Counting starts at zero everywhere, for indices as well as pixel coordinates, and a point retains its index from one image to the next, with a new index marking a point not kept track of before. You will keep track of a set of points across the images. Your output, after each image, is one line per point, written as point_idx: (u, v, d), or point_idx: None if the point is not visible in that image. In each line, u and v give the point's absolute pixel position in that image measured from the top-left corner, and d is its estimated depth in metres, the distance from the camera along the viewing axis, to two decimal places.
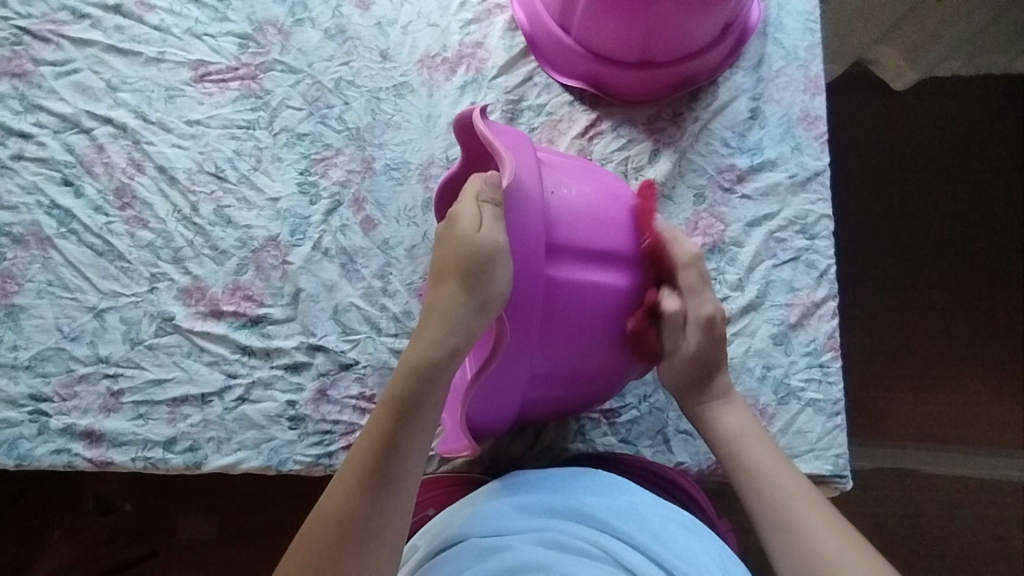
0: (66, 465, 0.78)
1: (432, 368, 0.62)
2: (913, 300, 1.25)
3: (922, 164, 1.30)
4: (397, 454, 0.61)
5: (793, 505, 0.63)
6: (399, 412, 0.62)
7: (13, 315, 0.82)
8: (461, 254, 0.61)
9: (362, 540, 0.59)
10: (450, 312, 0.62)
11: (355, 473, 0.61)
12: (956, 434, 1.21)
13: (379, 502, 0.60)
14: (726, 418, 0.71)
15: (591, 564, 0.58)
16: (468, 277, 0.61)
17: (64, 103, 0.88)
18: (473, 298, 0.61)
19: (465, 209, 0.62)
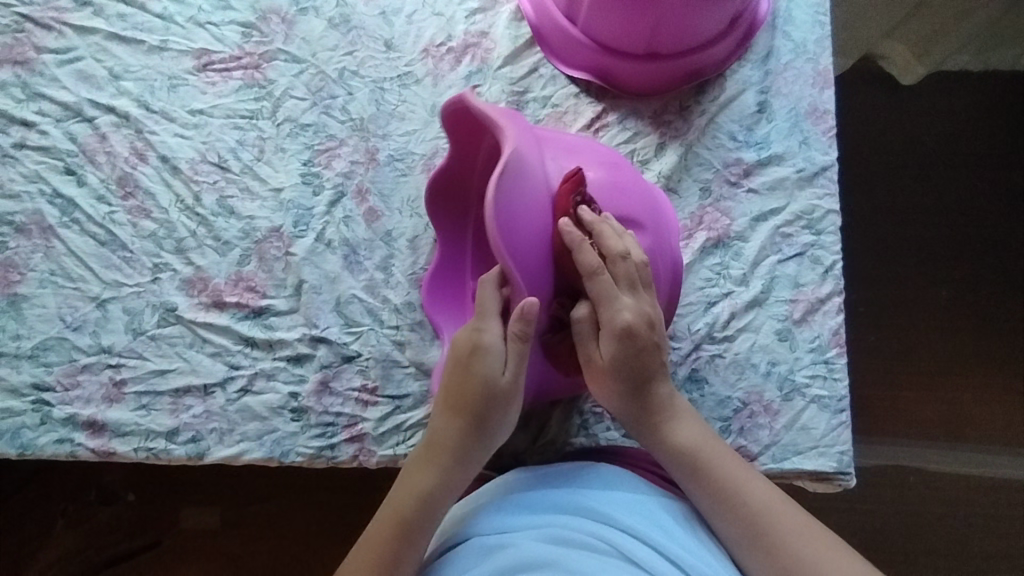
0: (69, 454, 0.78)
1: (443, 490, 0.66)
2: (918, 297, 1.24)
3: (930, 160, 1.29)
4: (418, 524, 0.64)
5: (763, 514, 0.63)
6: (419, 491, 0.65)
7: (16, 305, 0.82)
8: (479, 396, 0.67)
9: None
10: (458, 450, 0.67)
11: (377, 545, 0.63)
12: (960, 431, 1.20)
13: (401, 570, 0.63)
14: (678, 434, 0.69)
15: (599, 558, 0.58)
16: (481, 419, 0.67)
17: (66, 92, 0.87)
18: (482, 435, 0.68)
19: (491, 343, 0.67)
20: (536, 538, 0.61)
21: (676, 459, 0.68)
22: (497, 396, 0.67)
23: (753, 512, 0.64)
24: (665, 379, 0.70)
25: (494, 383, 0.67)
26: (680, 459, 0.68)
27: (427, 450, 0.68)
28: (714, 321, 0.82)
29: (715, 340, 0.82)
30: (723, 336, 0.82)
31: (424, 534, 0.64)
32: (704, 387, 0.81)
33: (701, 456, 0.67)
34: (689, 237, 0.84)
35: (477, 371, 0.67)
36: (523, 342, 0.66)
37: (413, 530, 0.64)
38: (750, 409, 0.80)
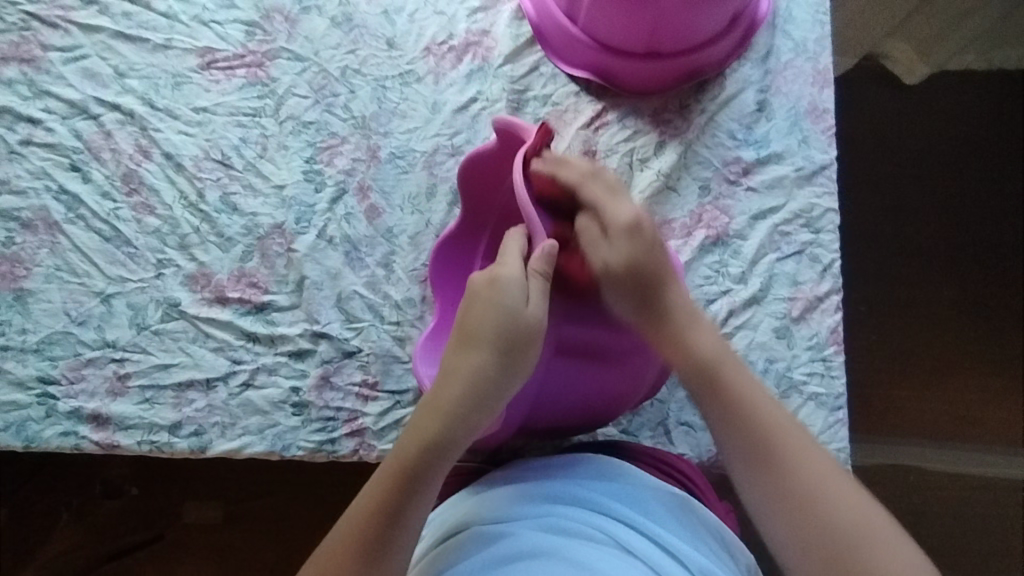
0: (74, 447, 0.80)
1: (454, 434, 0.62)
2: (918, 297, 1.24)
3: (932, 160, 1.29)
4: (425, 471, 0.61)
5: (814, 493, 0.59)
6: (429, 437, 0.62)
7: (22, 299, 0.83)
8: (496, 329, 0.63)
9: (379, 559, 0.59)
10: (475, 386, 0.63)
11: (381, 494, 0.61)
12: (960, 431, 1.20)
13: (404, 521, 0.60)
14: (729, 387, 0.65)
15: (594, 547, 0.59)
16: (502, 357, 0.63)
17: (72, 89, 0.89)
18: (500, 370, 0.63)
19: (509, 275, 0.65)
20: (534, 527, 0.61)
21: (699, 368, 0.66)
22: (517, 331, 0.64)
23: (785, 473, 0.61)
24: (698, 325, 0.68)
25: (514, 316, 0.64)
26: (710, 397, 0.65)
27: (439, 386, 0.64)
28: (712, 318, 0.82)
29: None
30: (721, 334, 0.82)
31: (429, 484, 0.61)
32: None
33: (732, 402, 0.64)
34: (688, 235, 0.85)
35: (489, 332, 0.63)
36: (544, 279, 0.65)
37: (420, 478, 0.61)
38: None
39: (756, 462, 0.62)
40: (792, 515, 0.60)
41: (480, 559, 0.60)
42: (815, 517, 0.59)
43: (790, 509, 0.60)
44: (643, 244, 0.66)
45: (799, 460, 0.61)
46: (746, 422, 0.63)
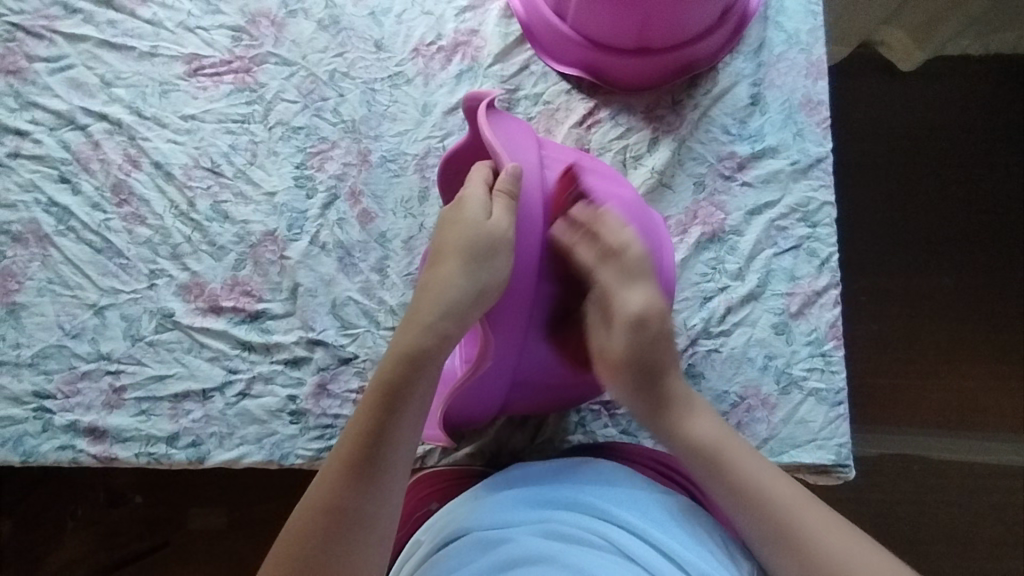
0: (71, 461, 0.79)
1: (432, 347, 0.63)
2: (917, 286, 1.24)
3: (930, 148, 1.28)
4: (406, 385, 0.61)
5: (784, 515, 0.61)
6: (405, 355, 0.62)
7: (15, 313, 0.83)
8: (464, 243, 0.62)
9: (371, 474, 0.59)
10: (446, 300, 0.63)
11: (366, 414, 0.61)
12: (962, 420, 1.20)
13: (390, 434, 0.60)
14: (694, 429, 0.67)
15: (594, 554, 0.58)
16: (467, 267, 0.62)
17: (59, 100, 0.88)
18: (470, 284, 0.62)
19: (471, 195, 0.64)
20: (532, 534, 0.61)
21: (687, 453, 0.66)
22: (484, 240, 0.62)
23: (777, 513, 0.61)
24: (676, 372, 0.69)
25: (479, 231, 0.63)
26: (689, 457, 0.66)
27: (416, 307, 0.64)
28: (709, 315, 0.82)
29: (711, 335, 0.82)
30: (719, 331, 0.82)
31: (410, 398, 0.62)
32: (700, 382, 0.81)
33: (710, 453, 0.65)
34: (683, 232, 0.84)
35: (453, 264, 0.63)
36: (509, 199, 0.63)
37: (400, 394, 0.61)
38: (747, 403, 0.80)
39: (748, 509, 0.63)
40: (789, 555, 0.60)
41: (476, 566, 0.59)
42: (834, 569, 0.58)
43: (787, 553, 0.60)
44: (658, 315, 0.66)
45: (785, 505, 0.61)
46: (726, 472, 0.64)
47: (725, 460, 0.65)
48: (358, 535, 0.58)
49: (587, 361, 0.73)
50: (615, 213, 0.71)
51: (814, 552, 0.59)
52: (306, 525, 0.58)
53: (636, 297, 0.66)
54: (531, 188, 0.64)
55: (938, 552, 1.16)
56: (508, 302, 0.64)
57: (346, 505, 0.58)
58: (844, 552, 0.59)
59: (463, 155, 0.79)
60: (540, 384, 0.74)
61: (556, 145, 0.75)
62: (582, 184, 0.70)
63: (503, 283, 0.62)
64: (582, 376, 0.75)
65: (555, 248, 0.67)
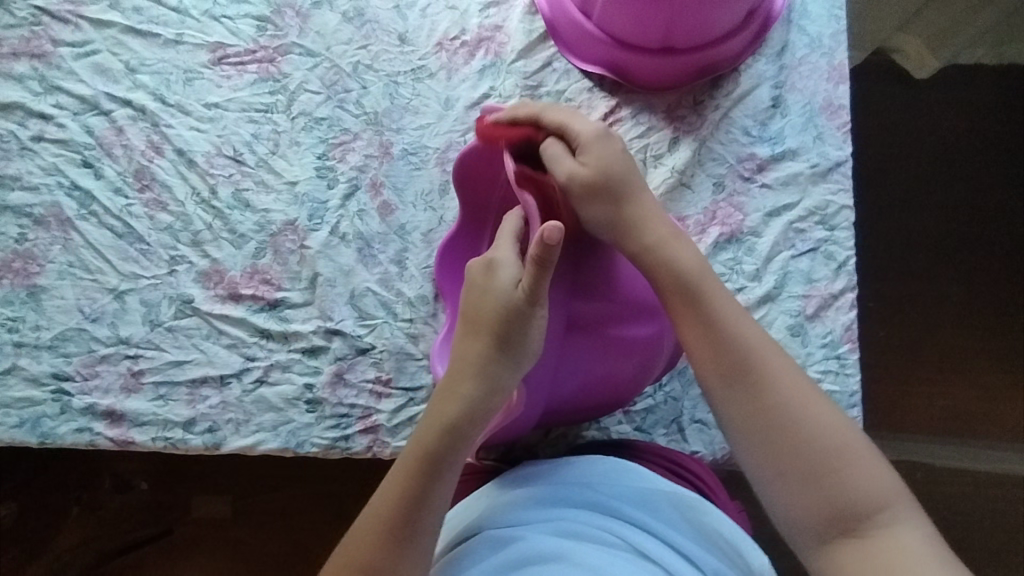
0: (88, 443, 0.80)
1: (471, 420, 0.63)
2: (927, 293, 1.24)
3: (946, 155, 1.28)
4: (444, 455, 0.62)
5: (794, 408, 0.61)
6: (448, 426, 0.63)
7: (35, 296, 0.83)
8: (496, 315, 0.63)
9: (406, 542, 0.60)
10: (483, 372, 0.64)
11: (402, 482, 0.62)
12: (968, 427, 1.20)
13: (428, 504, 0.61)
14: (708, 307, 0.64)
15: (609, 553, 0.60)
16: (503, 342, 0.63)
17: (83, 85, 0.88)
18: (508, 356, 0.64)
19: (501, 261, 0.64)
20: (551, 532, 0.62)
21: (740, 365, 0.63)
22: (516, 310, 0.63)
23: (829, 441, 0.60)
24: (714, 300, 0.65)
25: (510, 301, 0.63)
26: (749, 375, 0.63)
27: (452, 375, 0.65)
28: None
29: None
30: None
31: (449, 469, 0.63)
32: None
33: (738, 361, 0.63)
34: (702, 232, 0.84)
35: (488, 340, 0.64)
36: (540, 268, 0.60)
37: (439, 464, 0.63)
38: None
39: (781, 445, 0.60)
40: (815, 481, 0.59)
41: (497, 564, 0.60)
42: (834, 476, 0.59)
43: (816, 475, 0.59)
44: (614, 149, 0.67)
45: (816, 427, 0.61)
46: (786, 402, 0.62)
47: (754, 363, 0.63)
48: None
49: (608, 389, 0.75)
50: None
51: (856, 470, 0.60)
52: None
53: (585, 127, 0.67)
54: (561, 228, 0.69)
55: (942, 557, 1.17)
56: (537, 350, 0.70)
57: (378, 572, 0.60)
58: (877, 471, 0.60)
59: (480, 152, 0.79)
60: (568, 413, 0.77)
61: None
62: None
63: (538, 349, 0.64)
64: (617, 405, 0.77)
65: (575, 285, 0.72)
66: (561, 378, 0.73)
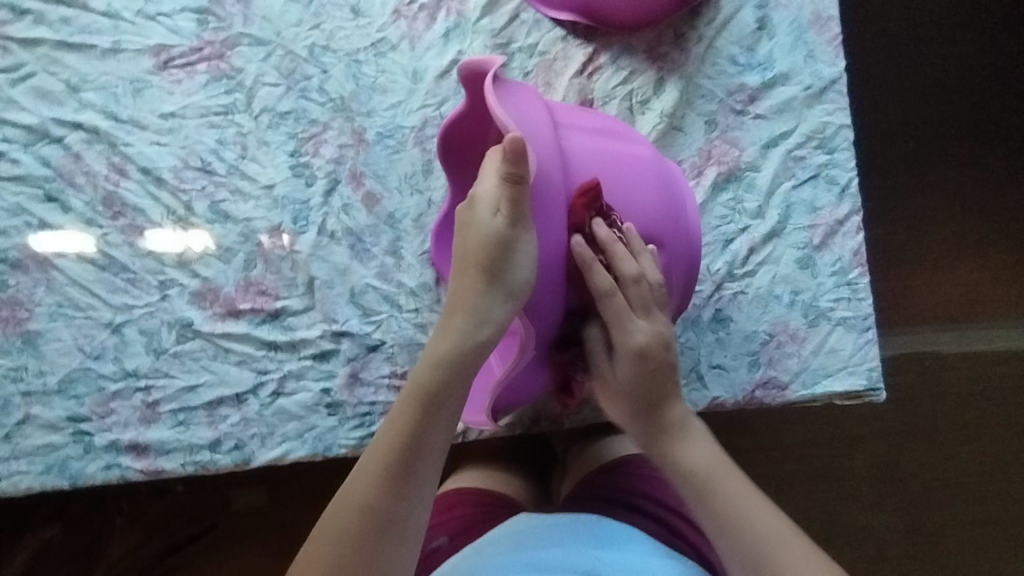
0: (119, 478, 0.80)
1: (468, 355, 0.60)
2: (927, 187, 1.22)
3: (938, 42, 1.22)
4: (447, 388, 0.59)
5: (770, 555, 0.53)
6: (440, 362, 0.59)
7: (32, 342, 0.81)
8: (484, 247, 0.58)
9: (405, 478, 0.55)
10: (478, 308, 0.60)
11: (401, 418, 0.58)
12: (971, 313, 1.22)
13: (426, 441, 0.57)
14: (686, 453, 0.61)
15: None
16: (492, 272, 0.58)
17: (27, 113, 0.82)
18: (499, 289, 0.59)
19: (483, 191, 0.59)
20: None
21: (686, 485, 0.59)
22: (502, 237, 0.58)
23: (752, 532, 0.55)
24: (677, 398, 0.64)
25: (496, 231, 0.58)
26: (676, 462, 0.61)
27: (448, 312, 0.62)
28: (732, 258, 0.81)
29: (736, 278, 0.81)
30: (744, 272, 0.81)
31: (449, 405, 0.59)
32: (729, 326, 0.81)
33: (715, 488, 0.58)
34: (699, 175, 0.81)
35: (482, 274, 0.59)
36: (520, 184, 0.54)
37: (439, 400, 0.59)
38: (776, 340, 0.80)
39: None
40: None
41: None
42: None
43: None
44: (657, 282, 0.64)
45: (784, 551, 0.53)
46: (703, 480, 0.59)
47: (725, 487, 0.58)
48: (379, 540, 0.53)
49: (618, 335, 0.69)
50: (634, 175, 0.67)
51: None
52: (336, 528, 0.53)
53: (639, 331, 0.63)
54: (547, 158, 0.60)
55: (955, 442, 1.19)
56: (538, 289, 0.61)
57: (375, 510, 0.54)
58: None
59: (462, 123, 0.75)
60: (578, 363, 0.70)
61: (562, 109, 0.69)
62: (591, 149, 0.66)
63: (530, 277, 0.59)
64: None
65: (579, 224, 0.63)
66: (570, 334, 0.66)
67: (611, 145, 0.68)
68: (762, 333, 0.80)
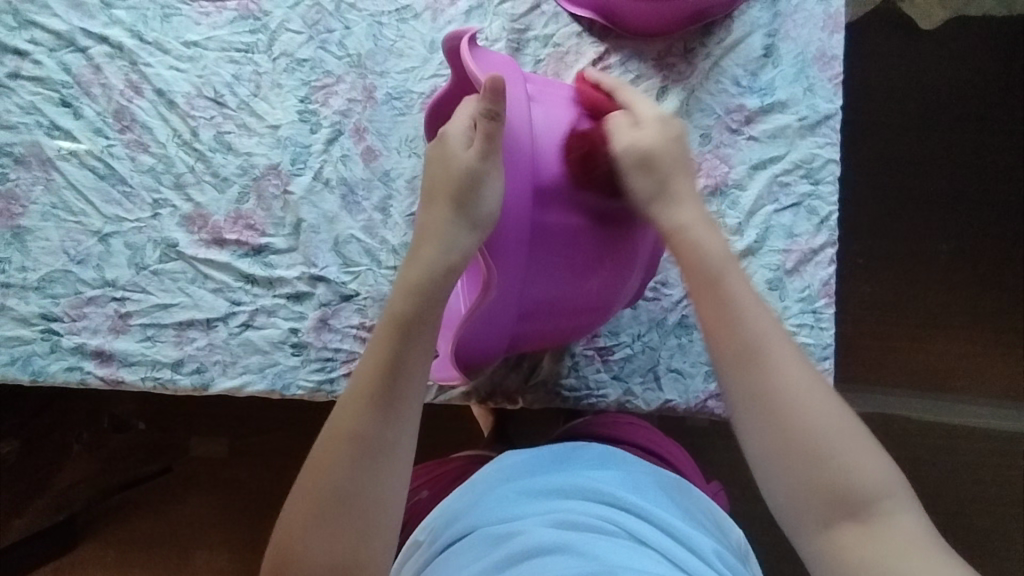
0: (79, 382, 0.82)
1: (441, 278, 0.60)
2: (912, 246, 1.25)
3: (942, 111, 1.26)
4: (424, 312, 0.59)
5: (779, 389, 0.53)
6: (412, 288, 0.60)
7: (19, 237, 0.83)
8: (455, 175, 0.59)
9: (389, 407, 0.57)
10: (447, 233, 0.60)
11: (379, 347, 0.59)
12: (942, 378, 1.22)
13: (408, 369, 0.58)
14: (684, 221, 0.59)
15: (612, 538, 0.58)
16: (461, 198, 0.59)
17: (57, 20, 0.86)
18: (468, 216, 0.59)
19: (453, 128, 0.61)
20: (545, 523, 0.60)
21: (692, 263, 0.57)
22: (474, 167, 0.58)
23: (779, 403, 0.53)
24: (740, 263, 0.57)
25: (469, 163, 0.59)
26: (701, 298, 0.57)
27: (418, 237, 0.61)
28: None
29: None
30: None
31: (425, 332, 0.60)
32: (693, 333, 0.83)
33: (734, 319, 0.55)
34: None
35: (451, 200, 0.59)
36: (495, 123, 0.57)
37: (414, 327, 0.59)
38: None
39: (765, 416, 0.53)
40: (798, 471, 0.52)
41: (491, 558, 0.59)
42: (820, 476, 0.51)
43: (800, 467, 0.52)
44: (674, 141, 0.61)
45: (800, 409, 0.52)
46: (724, 312, 0.55)
47: (760, 342, 0.54)
48: (374, 467, 0.56)
49: (586, 293, 0.71)
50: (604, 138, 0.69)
51: (816, 450, 0.52)
52: (332, 461, 0.56)
53: (682, 176, 0.60)
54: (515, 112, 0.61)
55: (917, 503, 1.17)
56: (504, 233, 0.61)
57: (366, 438, 0.56)
58: (832, 425, 0.52)
59: (448, 102, 0.76)
60: (540, 315, 0.71)
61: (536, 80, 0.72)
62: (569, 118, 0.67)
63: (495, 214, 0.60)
64: (594, 309, 0.74)
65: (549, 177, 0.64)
66: (537, 286, 0.67)
67: (581, 110, 0.69)
68: None
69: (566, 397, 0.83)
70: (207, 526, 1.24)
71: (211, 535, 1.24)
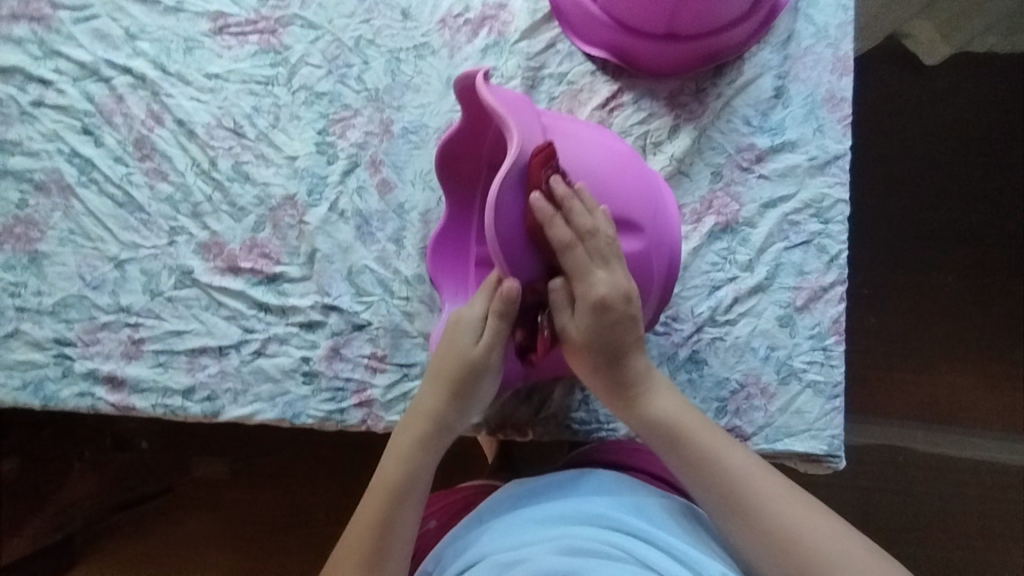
0: (90, 408, 0.82)
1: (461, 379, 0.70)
2: (918, 280, 1.25)
3: (947, 148, 1.27)
4: (443, 413, 0.71)
5: (736, 481, 0.63)
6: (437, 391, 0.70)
7: (37, 262, 0.84)
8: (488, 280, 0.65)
9: (403, 497, 0.68)
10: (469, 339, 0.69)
11: (406, 443, 0.70)
12: (949, 414, 1.22)
13: (419, 467, 0.69)
14: (656, 409, 0.68)
15: (619, 564, 0.58)
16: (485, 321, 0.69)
17: (82, 50, 0.88)
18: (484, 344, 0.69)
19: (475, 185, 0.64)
20: (551, 549, 0.60)
21: (660, 437, 0.67)
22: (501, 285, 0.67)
23: (746, 499, 0.62)
24: (640, 351, 0.68)
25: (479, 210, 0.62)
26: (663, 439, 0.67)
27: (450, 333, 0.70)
28: (716, 304, 0.84)
29: (717, 324, 0.84)
30: (725, 320, 0.84)
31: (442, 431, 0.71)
32: (703, 368, 0.83)
33: (694, 443, 0.65)
34: (698, 221, 0.85)
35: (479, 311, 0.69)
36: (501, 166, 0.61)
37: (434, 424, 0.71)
38: (746, 390, 0.82)
39: (735, 514, 0.63)
40: (784, 557, 0.60)
41: None
42: (800, 557, 0.59)
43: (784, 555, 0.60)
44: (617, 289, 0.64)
45: (767, 499, 0.62)
46: (681, 436, 0.66)
47: (716, 450, 0.65)
48: (386, 545, 0.67)
49: None
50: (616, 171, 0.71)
51: (795, 539, 0.60)
52: (357, 538, 0.67)
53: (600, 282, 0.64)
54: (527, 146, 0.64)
55: (926, 541, 1.16)
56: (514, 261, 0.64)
57: (383, 520, 0.67)
58: (801, 510, 0.61)
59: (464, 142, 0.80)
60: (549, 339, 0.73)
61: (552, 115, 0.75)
62: (593, 152, 0.71)
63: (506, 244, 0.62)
64: None
65: None
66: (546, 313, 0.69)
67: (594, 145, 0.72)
68: (732, 381, 0.82)
69: (576, 429, 0.82)
70: (206, 549, 1.23)
71: (211, 559, 1.23)
